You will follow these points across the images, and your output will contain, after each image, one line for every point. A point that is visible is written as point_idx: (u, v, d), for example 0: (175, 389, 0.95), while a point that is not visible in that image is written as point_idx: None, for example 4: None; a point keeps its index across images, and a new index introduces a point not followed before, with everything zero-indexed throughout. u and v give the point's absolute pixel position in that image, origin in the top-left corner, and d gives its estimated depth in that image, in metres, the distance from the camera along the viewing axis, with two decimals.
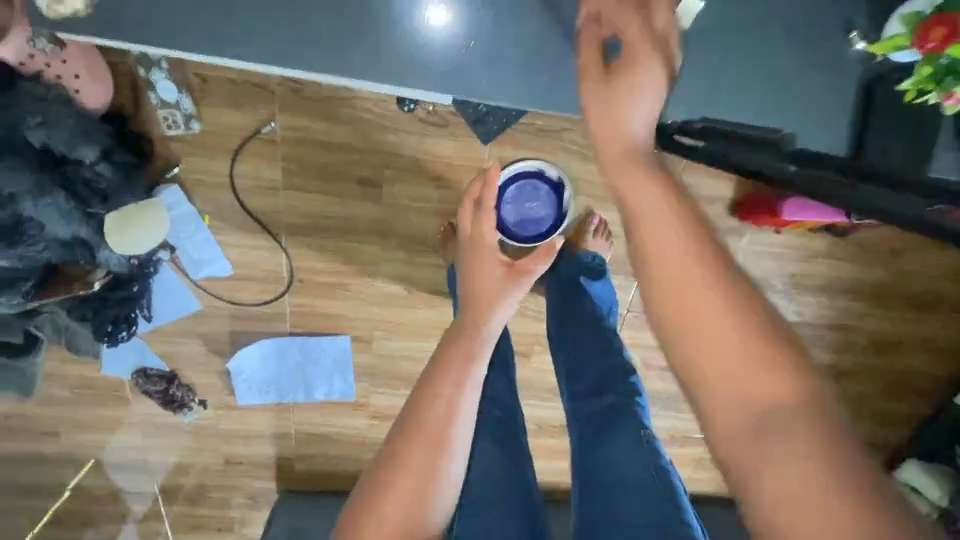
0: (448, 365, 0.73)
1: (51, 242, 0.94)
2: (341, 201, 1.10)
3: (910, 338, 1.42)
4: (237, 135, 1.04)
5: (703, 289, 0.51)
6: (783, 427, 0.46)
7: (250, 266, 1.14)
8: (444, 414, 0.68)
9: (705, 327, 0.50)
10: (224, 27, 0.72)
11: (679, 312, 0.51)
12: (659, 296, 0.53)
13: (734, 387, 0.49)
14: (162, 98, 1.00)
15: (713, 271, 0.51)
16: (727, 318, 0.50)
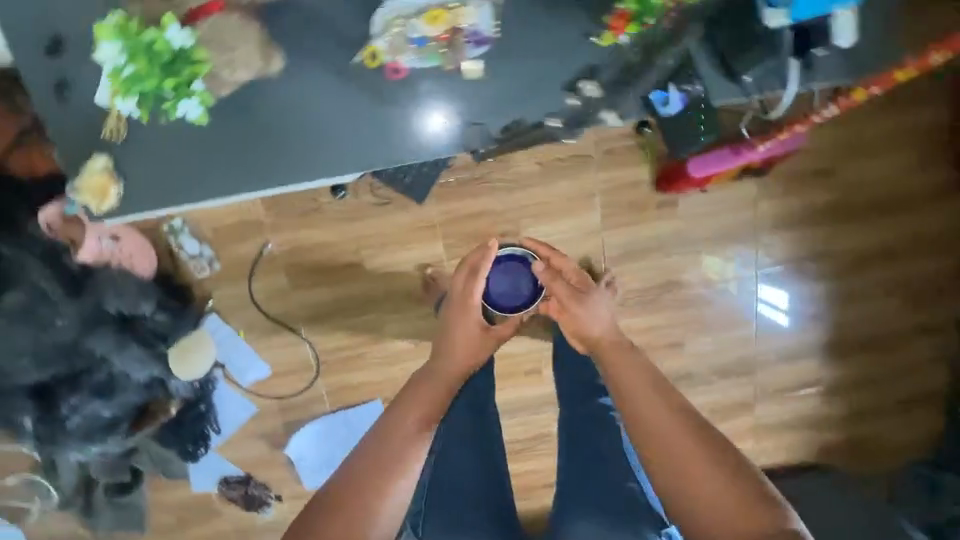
0: (420, 403, 0.88)
1: (136, 386, 1.25)
2: (337, 288, 1.34)
3: (901, 246, 1.42)
4: (247, 263, 1.31)
5: (659, 404, 0.83)
6: (715, 491, 0.74)
7: (284, 362, 1.39)
8: (413, 443, 0.82)
9: (660, 425, 0.80)
10: (177, 178, 0.91)
11: (670, 458, 0.77)
12: (656, 450, 0.79)
13: (707, 500, 0.74)
14: (189, 253, 1.29)
15: (698, 441, 0.78)
16: (672, 424, 0.80)
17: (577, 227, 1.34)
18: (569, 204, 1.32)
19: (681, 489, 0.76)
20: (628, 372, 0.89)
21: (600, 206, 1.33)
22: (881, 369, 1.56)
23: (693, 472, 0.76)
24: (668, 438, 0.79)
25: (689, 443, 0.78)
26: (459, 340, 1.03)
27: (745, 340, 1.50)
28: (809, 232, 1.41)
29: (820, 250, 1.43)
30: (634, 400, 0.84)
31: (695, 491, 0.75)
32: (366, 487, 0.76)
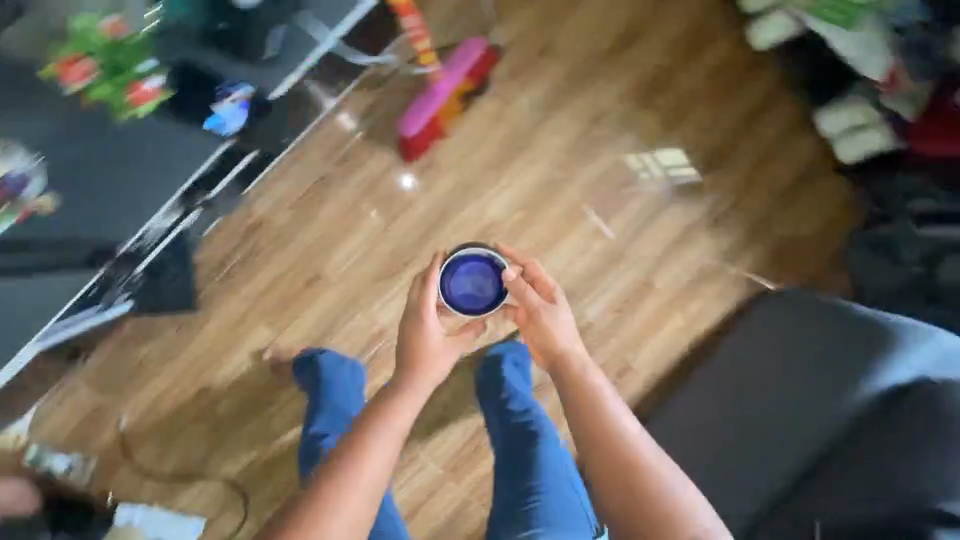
0: (390, 413, 0.86)
1: None
2: (206, 419, 1.34)
3: (663, 62, 1.38)
4: (118, 446, 1.33)
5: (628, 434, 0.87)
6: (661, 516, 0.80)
7: (208, 508, 1.35)
8: (382, 454, 0.81)
9: (612, 450, 0.86)
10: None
11: (613, 480, 0.84)
12: (598, 474, 0.85)
13: (642, 519, 0.81)
14: (63, 467, 1.31)
15: (642, 466, 0.83)
16: (627, 452, 0.85)
17: (367, 237, 1.34)
18: (345, 222, 1.32)
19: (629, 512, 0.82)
20: (603, 414, 0.90)
21: (372, 207, 1.32)
22: (743, 176, 1.49)
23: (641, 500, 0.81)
24: (622, 468, 0.84)
25: (639, 477, 0.83)
26: (426, 360, 0.96)
27: (597, 231, 1.44)
28: (576, 102, 1.35)
29: (599, 112, 1.37)
30: (598, 428, 0.88)
31: (631, 511, 0.82)
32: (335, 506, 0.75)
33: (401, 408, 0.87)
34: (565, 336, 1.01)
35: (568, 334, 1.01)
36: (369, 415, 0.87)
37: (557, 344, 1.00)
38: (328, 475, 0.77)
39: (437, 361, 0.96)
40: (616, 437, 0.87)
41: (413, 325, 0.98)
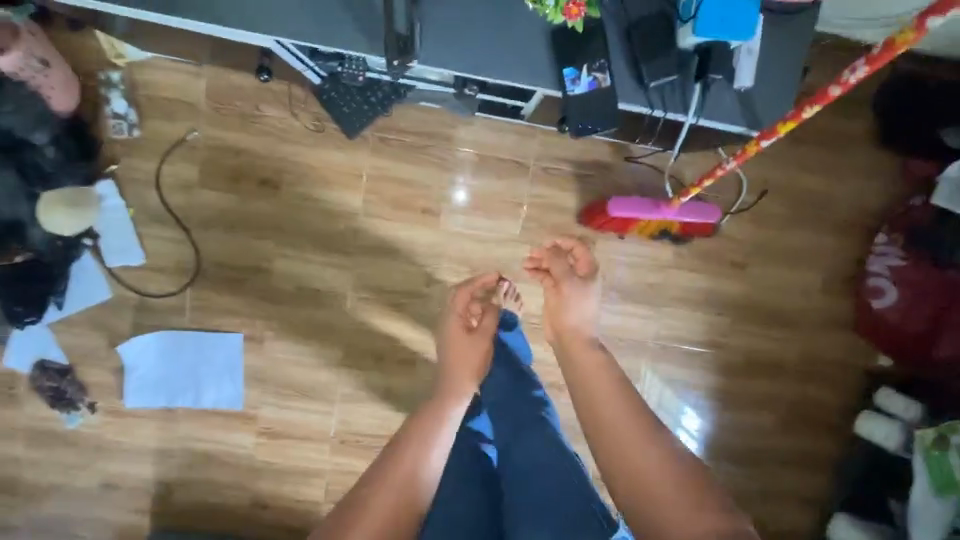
0: (406, 445, 0.86)
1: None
2: (246, 200, 1.31)
3: (791, 362, 1.45)
4: (167, 142, 1.27)
5: (597, 376, 0.90)
6: (619, 451, 0.78)
7: (160, 259, 1.32)
8: (405, 490, 0.79)
9: (596, 400, 0.86)
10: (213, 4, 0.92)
11: (619, 461, 0.77)
12: (598, 438, 0.81)
13: (656, 501, 0.72)
14: (114, 111, 1.24)
15: (650, 430, 0.79)
16: (636, 413, 0.82)
17: (495, 232, 1.35)
18: (497, 206, 1.34)
19: (638, 500, 0.73)
20: (594, 384, 0.89)
21: (521, 217, 1.35)
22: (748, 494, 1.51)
23: (604, 434, 0.81)
24: (603, 423, 0.82)
25: (607, 413, 0.83)
26: (455, 356, 1.10)
27: None
28: (711, 316, 1.43)
29: (718, 340, 1.44)
30: (579, 376, 0.93)
31: (648, 494, 0.73)
32: (402, 461, 0.83)
33: (430, 420, 0.93)
34: (578, 314, 1.06)
35: (581, 315, 1.06)
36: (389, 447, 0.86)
37: (571, 324, 1.05)
38: (350, 500, 0.77)
39: (468, 360, 1.10)
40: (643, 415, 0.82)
41: (451, 333, 1.14)
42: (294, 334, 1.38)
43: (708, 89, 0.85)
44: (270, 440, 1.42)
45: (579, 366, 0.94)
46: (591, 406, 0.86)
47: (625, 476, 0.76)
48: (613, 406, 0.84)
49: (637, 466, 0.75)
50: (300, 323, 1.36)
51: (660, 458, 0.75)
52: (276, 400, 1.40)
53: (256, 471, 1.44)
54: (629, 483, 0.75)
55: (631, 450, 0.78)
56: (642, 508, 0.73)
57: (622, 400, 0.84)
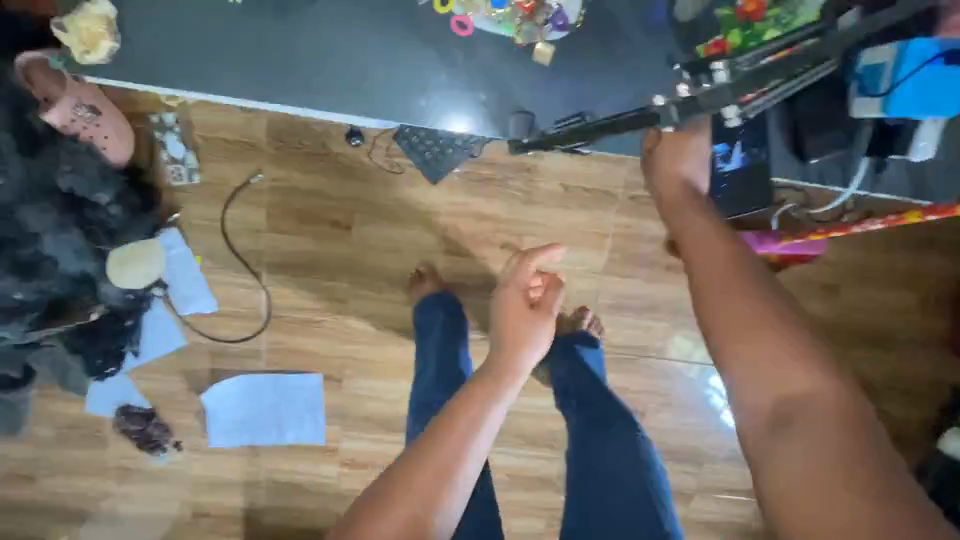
0: (456, 428, 0.80)
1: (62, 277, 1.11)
2: (316, 241, 1.24)
3: (876, 380, 1.43)
4: (231, 186, 1.19)
5: (736, 295, 0.70)
6: (765, 385, 0.65)
7: (233, 304, 1.28)
8: (451, 467, 0.76)
9: (736, 319, 0.68)
10: (317, 83, 0.92)
11: (745, 361, 0.67)
12: (718, 331, 0.69)
13: (790, 409, 0.63)
14: (171, 155, 1.15)
15: (789, 331, 0.67)
16: (762, 314, 0.68)
17: (578, 264, 1.29)
18: (580, 238, 1.27)
19: (769, 395, 0.65)
20: (720, 277, 0.72)
21: (606, 249, 1.28)
22: None
23: (747, 369, 0.67)
24: (718, 317, 0.70)
25: (725, 303, 0.70)
26: (516, 334, 1.02)
27: (707, 429, 1.45)
28: None
29: None
30: (706, 285, 0.73)
31: (780, 387, 0.65)
32: (448, 440, 0.79)
33: (472, 395, 0.87)
34: (694, 166, 0.90)
35: (700, 165, 0.90)
36: (438, 422, 0.82)
37: (677, 170, 0.89)
38: (397, 475, 0.75)
39: (517, 337, 1.02)
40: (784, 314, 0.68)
41: (509, 303, 1.07)
42: (373, 372, 1.36)
43: (884, 166, 0.94)
44: (354, 469, 1.44)
45: (703, 273, 0.74)
46: (726, 321, 0.69)
47: (759, 378, 0.66)
48: (764, 337, 0.67)
49: (763, 361, 0.66)
50: (378, 363, 1.34)
51: (776, 361, 0.65)
52: (358, 435, 1.41)
53: (342, 498, 1.47)
54: (786, 420, 0.63)
55: (802, 391, 0.64)
56: (778, 434, 0.63)
57: (781, 331, 0.66)
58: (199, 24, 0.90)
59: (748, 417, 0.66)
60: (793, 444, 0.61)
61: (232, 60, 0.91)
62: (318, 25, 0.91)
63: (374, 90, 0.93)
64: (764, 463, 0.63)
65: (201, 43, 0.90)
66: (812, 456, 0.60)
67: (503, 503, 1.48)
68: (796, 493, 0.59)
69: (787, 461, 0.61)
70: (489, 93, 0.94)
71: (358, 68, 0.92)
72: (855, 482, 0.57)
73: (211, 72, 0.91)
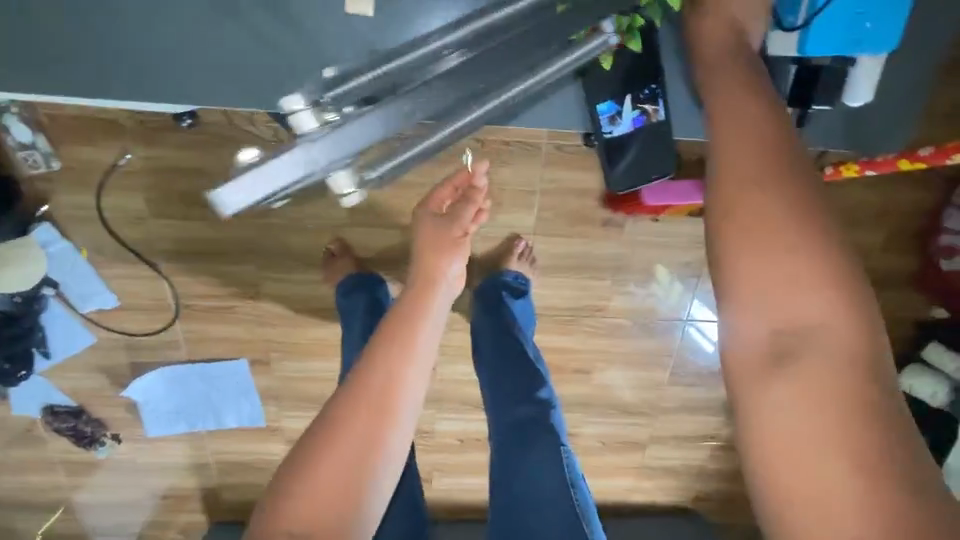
0: (375, 367, 0.72)
1: None
2: (209, 224, 1.11)
3: None
4: (97, 171, 1.04)
5: (746, 132, 0.56)
6: (770, 309, 0.50)
7: (135, 297, 1.17)
8: (370, 426, 0.68)
9: (749, 274, 0.51)
10: (109, 67, 0.82)
11: (745, 221, 0.52)
12: (726, 193, 0.53)
13: (784, 315, 0.50)
14: (18, 140, 0.99)
15: (803, 212, 0.51)
16: (779, 171, 0.53)
17: (506, 226, 1.18)
18: (506, 196, 1.14)
19: (768, 284, 0.50)
20: (731, 133, 0.56)
21: (537, 208, 1.15)
22: None
23: (776, 333, 0.50)
24: (727, 179, 0.54)
25: (740, 155, 0.54)
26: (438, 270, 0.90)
27: (659, 383, 1.39)
28: None
29: None
30: (737, 216, 0.52)
31: (781, 302, 0.50)
32: (370, 402, 0.69)
33: (395, 337, 0.76)
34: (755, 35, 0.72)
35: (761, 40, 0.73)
36: (360, 370, 0.72)
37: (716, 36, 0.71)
38: (325, 423, 0.68)
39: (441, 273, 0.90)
40: (795, 196, 0.52)
41: (434, 234, 0.93)
42: (302, 353, 1.29)
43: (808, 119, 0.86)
44: None
45: (724, 129, 0.57)
46: (739, 228, 0.52)
47: (749, 272, 0.51)
48: (771, 226, 0.51)
49: (772, 218, 0.51)
50: (305, 344, 1.26)
51: (804, 251, 0.50)
52: (296, 414, 1.36)
53: None
54: (793, 399, 0.48)
55: (814, 325, 0.49)
56: (762, 337, 0.51)
57: (791, 189, 0.52)
58: (34, 34, 0.80)
59: (742, 347, 0.51)
60: (799, 404, 0.48)
61: (96, 61, 0.81)
62: (157, 3, 0.80)
63: (172, 66, 0.82)
64: (745, 394, 0.51)
65: (55, 56, 0.81)
66: (808, 399, 0.48)
67: (454, 466, 1.48)
68: (790, 450, 0.47)
69: (783, 420, 0.48)
70: (290, 48, 0.82)
71: (145, 43, 0.81)
72: (875, 445, 0.45)
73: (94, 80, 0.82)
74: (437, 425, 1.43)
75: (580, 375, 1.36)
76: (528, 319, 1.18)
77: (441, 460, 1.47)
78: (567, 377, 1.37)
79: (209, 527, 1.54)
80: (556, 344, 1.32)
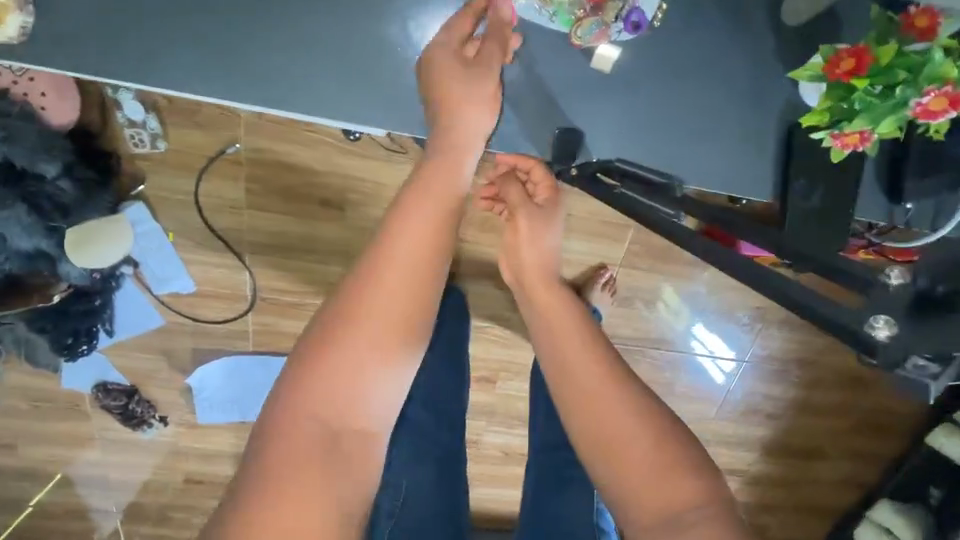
0: (328, 360, 0.58)
1: (14, 253, 1.03)
2: (301, 221, 1.09)
3: (875, 376, 1.42)
4: (202, 156, 1.02)
5: (610, 398, 0.64)
6: (600, 427, 0.63)
7: (214, 284, 1.15)
8: (322, 440, 0.56)
9: (564, 348, 0.69)
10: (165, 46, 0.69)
11: (578, 399, 0.65)
12: (567, 396, 0.66)
13: (624, 425, 0.63)
14: (129, 118, 0.96)
15: (618, 371, 0.66)
16: (622, 395, 0.64)
17: (595, 255, 1.20)
18: (599, 227, 1.18)
19: (600, 446, 0.63)
20: (582, 367, 0.66)
21: (627, 241, 1.20)
22: (815, 488, 1.54)
23: (604, 428, 0.63)
24: (578, 412, 0.65)
25: (584, 385, 0.65)
26: (452, 164, 0.66)
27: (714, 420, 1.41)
28: (808, 335, 1.36)
29: (811, 358, 1.38)
30: (558, 382, 0.68)
31: (609, 424, 0.63)
32: (324, 407, 0.57)
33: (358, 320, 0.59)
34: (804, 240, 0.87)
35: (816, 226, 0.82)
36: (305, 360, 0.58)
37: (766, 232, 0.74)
38: (275, 428, 0.56)
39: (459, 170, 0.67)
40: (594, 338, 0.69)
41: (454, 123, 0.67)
42: None
43: None
44: None
45: (568, 391, 0.66)
46: (610, 451, 0.62)
47: (597, 443, 0.63)
48: (619, 437, 0.62)
49: (615, 437, 0.62)
50: None
51: (621, 399, 0.64)
52: None
53: None
54: (599, 450, 0.63)
55: (634, 442, 0.62)
56: (606, 433, 0.63)
57: (590, 338, 0.69)
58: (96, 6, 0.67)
59: (602, 438, 0.63)
60: (651, 491, 0.60)
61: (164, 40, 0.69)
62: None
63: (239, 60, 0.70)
64: (615, 489, 0.62)
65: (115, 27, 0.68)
66: (668, 488, 0.60)
67: (496, 480, 1.48)
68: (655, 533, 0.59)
69: (652, 508, 0.60)
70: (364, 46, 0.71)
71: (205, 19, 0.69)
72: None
73: (217, 78, 0.70)
74: (486, 438, 1.44)
75: None
76: None
77: (484, 471, 1.48)
78: None
79: None
80: None
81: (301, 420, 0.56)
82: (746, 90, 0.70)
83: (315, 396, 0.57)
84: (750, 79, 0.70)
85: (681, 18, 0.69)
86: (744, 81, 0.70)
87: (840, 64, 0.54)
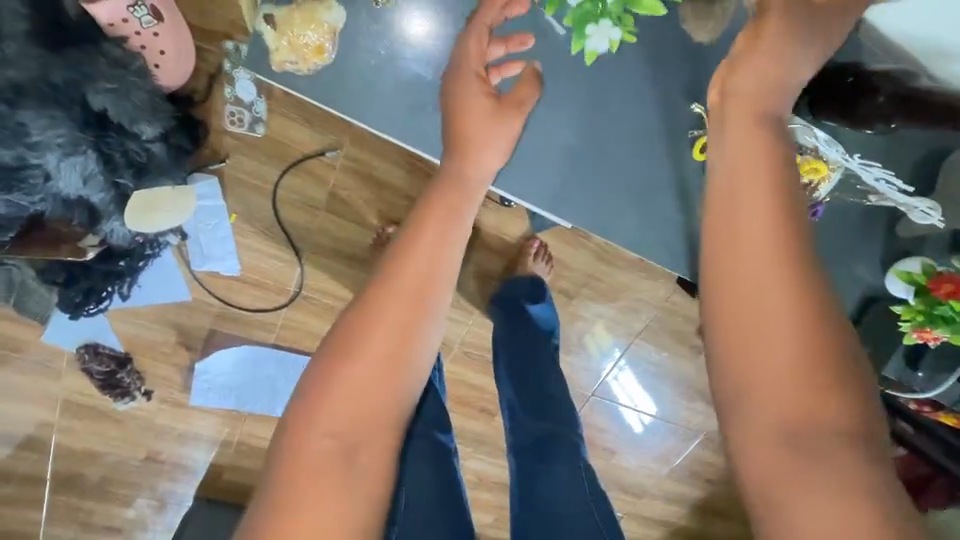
0: (368, 322, 0.54)
1: (49, 196, 0.88)
2: (360, 229, 1.09)
3: None
4: (299, 152, 1.02)
5: (827, 405, 0.41)
6: (788, 424, 0.41)
7: (259, 273, 1.11)
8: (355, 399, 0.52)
9: (723, 239, 0.45)
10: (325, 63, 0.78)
11: (759, 363, 0.42)
12: (735, 362, 0.43)
13: (820, 424, 0.40)
14: (237, 95, 0.97)
15: (838, 353, 0.41)
16: (837, 387, 0.41)
17: (619, 323, 1.34)
18: (631, 300, 1.32)
19: (775, 454, 0.41)
20: (787, 340, 0.42)
21: (648, 318, 1.35)
22: None
23: (775, 420, 0.42)
24: (765, 390, 0.42)
25: (781, 354, 0.42)
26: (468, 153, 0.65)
27: (674, 484, 1.56)
28: None
29: None
30: (732, 347, 0.43)
31: (804, 422, 0.41)
32: (361, 377, 0.53)
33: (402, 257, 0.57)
34: None
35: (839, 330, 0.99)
36: (342, 334, 0.54)
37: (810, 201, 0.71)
38: (317, 391, 0.53)
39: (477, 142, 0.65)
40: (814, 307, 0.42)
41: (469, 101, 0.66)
42: None
43: None
44: None
45: (752, 349, 0.43)
46: (804, 481, 0.40)
47: (770, 452, 0.42)
48: (825, 474, 0.39)
49: (819, 453, 0.40)
50: None
51: (836, 403, 0.40)
52: None
53: None
54: (776, 461, 0.41)
55: (836, 453, 0.40)
56: (800, 450, 0.40)
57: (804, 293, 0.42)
58: (350, 34, 0.78)
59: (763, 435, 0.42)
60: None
61: (350, 62, 0.78)
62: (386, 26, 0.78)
63: (362, 81, 0.78)
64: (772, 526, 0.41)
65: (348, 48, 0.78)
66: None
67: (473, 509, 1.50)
68: None
69: None
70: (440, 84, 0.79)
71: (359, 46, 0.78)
72: None
73: (339, 93, 0.78)
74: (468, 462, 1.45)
75: (615, 458, 1.49)
76: (550, 322, 1.15)
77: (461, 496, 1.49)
78: (603, 453, 1.47)
79: (186, 510, 1.39)
80: (608, 428, 1.45)
81: (317, 435, 0.51)
82: (848, 262, 0.86)
83: (335, 411, 0.52)
84: (846, 251, 0.86)
85: (834, 215, 0.85)
86: (848, 254, 0.86)
87: (946, 283, 0.77)
